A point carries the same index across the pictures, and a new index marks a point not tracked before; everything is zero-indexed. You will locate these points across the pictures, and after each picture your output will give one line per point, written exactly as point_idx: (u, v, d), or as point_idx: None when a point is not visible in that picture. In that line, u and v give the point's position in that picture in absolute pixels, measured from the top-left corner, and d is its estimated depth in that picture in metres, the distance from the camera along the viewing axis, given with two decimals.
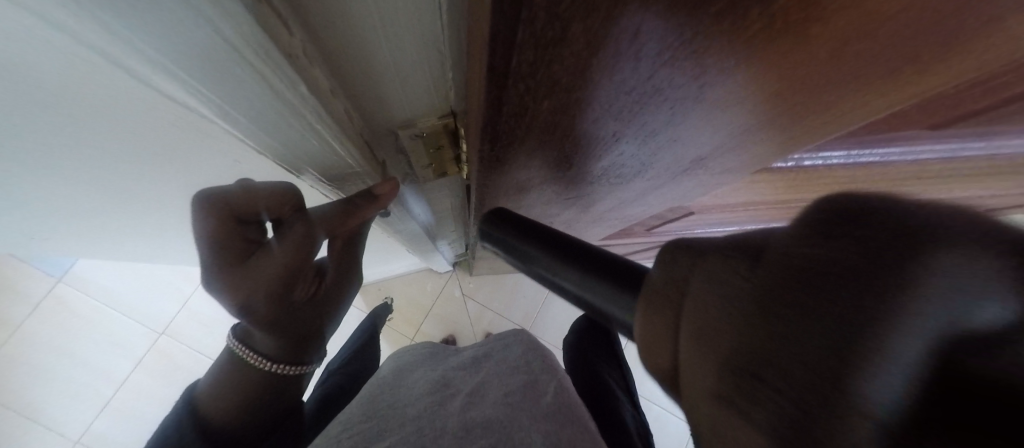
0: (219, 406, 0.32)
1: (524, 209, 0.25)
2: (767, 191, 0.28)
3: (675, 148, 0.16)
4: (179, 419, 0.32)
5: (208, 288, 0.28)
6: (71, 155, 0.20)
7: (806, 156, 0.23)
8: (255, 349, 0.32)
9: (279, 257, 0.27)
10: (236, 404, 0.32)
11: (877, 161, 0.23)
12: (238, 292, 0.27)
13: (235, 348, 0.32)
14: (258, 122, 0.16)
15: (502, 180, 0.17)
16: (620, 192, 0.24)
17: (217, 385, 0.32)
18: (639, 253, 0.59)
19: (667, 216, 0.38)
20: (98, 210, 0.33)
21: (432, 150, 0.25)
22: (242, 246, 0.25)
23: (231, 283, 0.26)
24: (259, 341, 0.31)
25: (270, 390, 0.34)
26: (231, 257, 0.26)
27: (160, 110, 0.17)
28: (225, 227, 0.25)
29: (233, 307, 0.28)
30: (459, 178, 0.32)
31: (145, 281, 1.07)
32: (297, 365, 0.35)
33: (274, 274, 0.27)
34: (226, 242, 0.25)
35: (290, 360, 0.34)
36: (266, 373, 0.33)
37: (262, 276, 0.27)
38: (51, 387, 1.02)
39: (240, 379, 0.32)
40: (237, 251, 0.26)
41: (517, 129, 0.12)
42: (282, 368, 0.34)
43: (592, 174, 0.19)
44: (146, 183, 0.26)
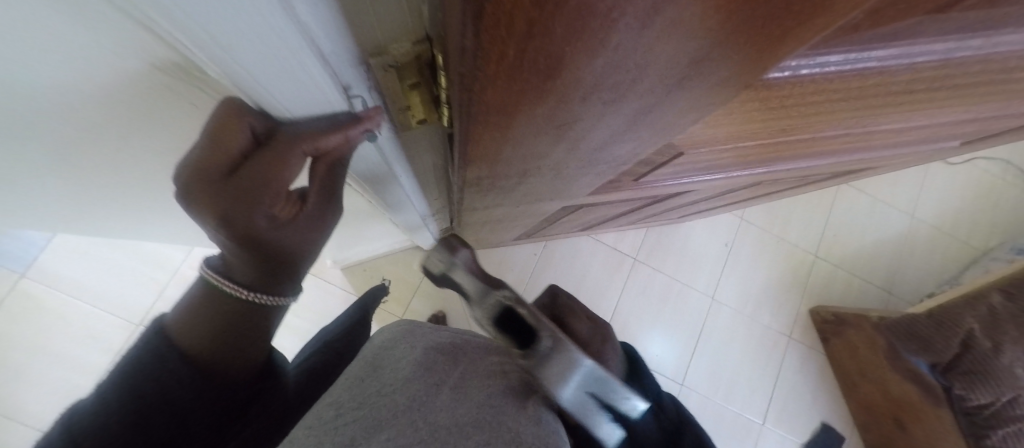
0: (188, 335, 0.29)
1: (503, 153, 0.24)
2: (744, 122, 0.28)
3: (639, 58, 0.15)
4: (140, 347, 0.28)
5: (181, 202, 0.23)
6: (23, 72, 0.19)
7: (803, 64, 0.19)
8: (234, 279, 0.29)
9: (262, 170, 0.22)
10: (207, 338, 0.29)
11: (874, 65, 0.21)
12: (214, 213, 0.22)
13: (210, 275, 0.29)
14: (208, 29, 0.13)
15: (492, 97, 0.16)
16: (605, 125, 0.22)
17: (187, 313, 0.29)
18: (624, 199, 0.59)
19: (655, 160, 0.37)
20: (68, 157, 0.33)
21: (406, 87, 0.23)
22: (226, 160, 0.21)
23: (212, 199, 0.22)
24: (238, 267, 0.29)
25: (248, 326, 0.31)
26: (217, 166, 0.21)
27: (88, 9, 0.14)
28: (218, 130, 0.20)
29: (212, 229, 0.24)
30: (440, 129, 0.31)
31: (114, 271, 1.08)
32: (280, 297, 0.32)
33: (257, 185, 0.22)
34: (208, 142, 0.21)
35: (275, 298, 0.32)
36: (246, 303, 0.30)
37: (244, 191, 0.22)
38: (26, 382, 1.03)
39: (218, 306, 0.29)
40: (213, 155, 0.21)
41: (509, 25, 0.11)
42: (263, 299, 0.31)
43: (574, 107, 0.18)
44: (118, 114, 0.25)
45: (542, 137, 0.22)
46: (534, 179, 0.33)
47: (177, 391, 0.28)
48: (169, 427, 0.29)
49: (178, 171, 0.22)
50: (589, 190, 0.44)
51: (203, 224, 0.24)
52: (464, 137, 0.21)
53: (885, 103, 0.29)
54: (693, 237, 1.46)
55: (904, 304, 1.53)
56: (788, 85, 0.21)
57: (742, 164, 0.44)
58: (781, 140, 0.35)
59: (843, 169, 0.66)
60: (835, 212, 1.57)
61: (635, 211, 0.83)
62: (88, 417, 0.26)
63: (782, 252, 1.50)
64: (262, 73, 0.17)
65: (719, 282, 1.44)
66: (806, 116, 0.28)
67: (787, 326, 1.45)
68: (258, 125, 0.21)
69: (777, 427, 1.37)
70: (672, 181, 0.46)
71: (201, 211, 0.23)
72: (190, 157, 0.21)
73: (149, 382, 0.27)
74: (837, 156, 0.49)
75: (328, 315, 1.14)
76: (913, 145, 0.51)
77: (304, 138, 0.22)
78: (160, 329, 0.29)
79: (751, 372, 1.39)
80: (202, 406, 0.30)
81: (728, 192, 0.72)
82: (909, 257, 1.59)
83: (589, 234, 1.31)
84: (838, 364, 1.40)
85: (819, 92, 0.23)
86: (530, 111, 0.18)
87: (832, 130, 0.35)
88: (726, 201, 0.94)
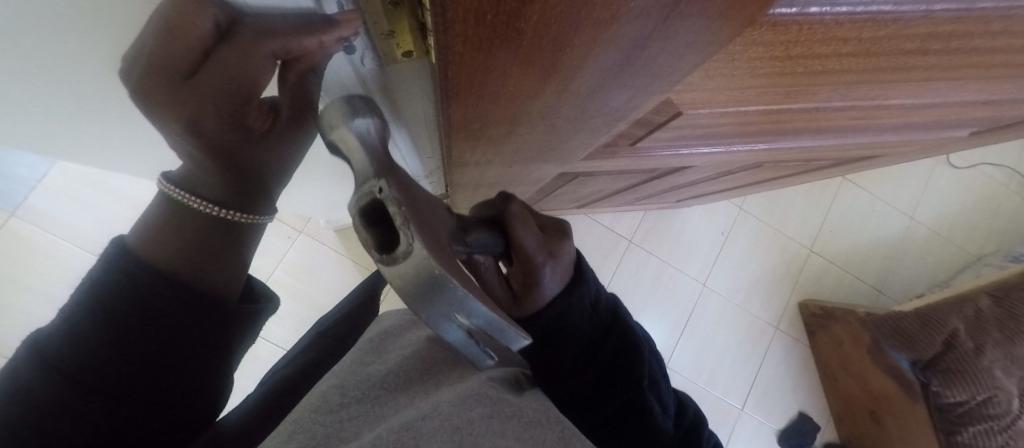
0: (153, 252, 0.24)
1: (484, 88, 0.23)
2: (746, 78, 0.26)
3: None
4: (96, 272, 0.24)
5: (141, 104, 0.22)
6: None
7: (813, 1, 0.18)
8: (201, 194, 0.25)
9: (225, 61, 0.20)
10: (176, 258, 0.24)
11: (888, 11, 0.19)
12: (179, 110, 0.21)
13: (174, 191, 0.25)
14: None
15: (469, 4, 0.14)
16: (596, 58, 0.21)
17: (151, 230, 0.24)
18: (621, 169, 0.57)
19: (653, 121, 0.36)
20: (36, 73, 0.31)
21: (387, 7, 0.22)
22: (182, 50, 0.19)
23: (177, 101, 0.21)
24: (208, 179, 0.25)
25: (221, 249, 0.26)
26: (178, 62, 0.20)
27: None
28: (169, 23, 0.18)
29: (176, 133, 0.23)
30: (427, 65, 0.30)
31: (106, 217, 1.07)
32: (254, 215, 0.27)
33: (222, 83, 0.21)
34: (161, 33, 0.19)
35: (249, 215, 0.27)
36: (218, 220, 0.26)
37: (208, 87, 0.21)
38: (16, 321, 1.03)
39: (185, 223, 0.25)
40: (168, 45, 0.19)
41: None
42: (236, 216, 0.26)
43: (559, 24, 0.17)
44: (77, 26, 0.24)
45: (527, 69, 0.21)
46: (523, 128, 0.32)
47: (155, 301, 0.23)
48: (148, 347, 0.23)
49: (134, 58, 0.20)
50: (584, 151, 0.42)
51: (168, 129, 0.23)
52: (444, 68, 0.20)
53: (897, 68, 0.27)
54: (690, 222, 1.45)
55: (892, 303, 1.54)
56: (795, 27, 0.20)
57: (744, 136, 0.43)
58: (785, 107, 0.34)
59: (845, 156, 0.64)
60: (834, 208, 1.56)
61: (632, 188, 0.82)
62: (58, 338, 0.22)
63: (778, 243, 1.50)
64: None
65: (712, 269, 1.45)
66: (813, 76, 0.27)
67: (775, 317, 1.46)
68: (219, 17, 0.19)
69: (755, 412, 1.40)
70: (669, 148, 0.45)
71: (167, 114, 0.22)
72: (141, 50, 0.20)
73: (117, 293, 0.23)
74: (841, 136, 0.48)
75: (320, 275, 1.14)
76: (919, 131, 0.50)
77: (268, 32, 0.20)
78: (121, 245, 0.24)
79: (734, 358, 1.41)
80: (185, 322, 0.24)
81: (727, 173, 0.71)
82: (902, 257, 1.59)
83: (586, 213, 1.30)
84: (821, 357, 1.42)
85: (827, 41, 0.22)
86: (513, 29, 0.17)
87: (837, 100, 0.34)
88: (726, 186, 0.93)
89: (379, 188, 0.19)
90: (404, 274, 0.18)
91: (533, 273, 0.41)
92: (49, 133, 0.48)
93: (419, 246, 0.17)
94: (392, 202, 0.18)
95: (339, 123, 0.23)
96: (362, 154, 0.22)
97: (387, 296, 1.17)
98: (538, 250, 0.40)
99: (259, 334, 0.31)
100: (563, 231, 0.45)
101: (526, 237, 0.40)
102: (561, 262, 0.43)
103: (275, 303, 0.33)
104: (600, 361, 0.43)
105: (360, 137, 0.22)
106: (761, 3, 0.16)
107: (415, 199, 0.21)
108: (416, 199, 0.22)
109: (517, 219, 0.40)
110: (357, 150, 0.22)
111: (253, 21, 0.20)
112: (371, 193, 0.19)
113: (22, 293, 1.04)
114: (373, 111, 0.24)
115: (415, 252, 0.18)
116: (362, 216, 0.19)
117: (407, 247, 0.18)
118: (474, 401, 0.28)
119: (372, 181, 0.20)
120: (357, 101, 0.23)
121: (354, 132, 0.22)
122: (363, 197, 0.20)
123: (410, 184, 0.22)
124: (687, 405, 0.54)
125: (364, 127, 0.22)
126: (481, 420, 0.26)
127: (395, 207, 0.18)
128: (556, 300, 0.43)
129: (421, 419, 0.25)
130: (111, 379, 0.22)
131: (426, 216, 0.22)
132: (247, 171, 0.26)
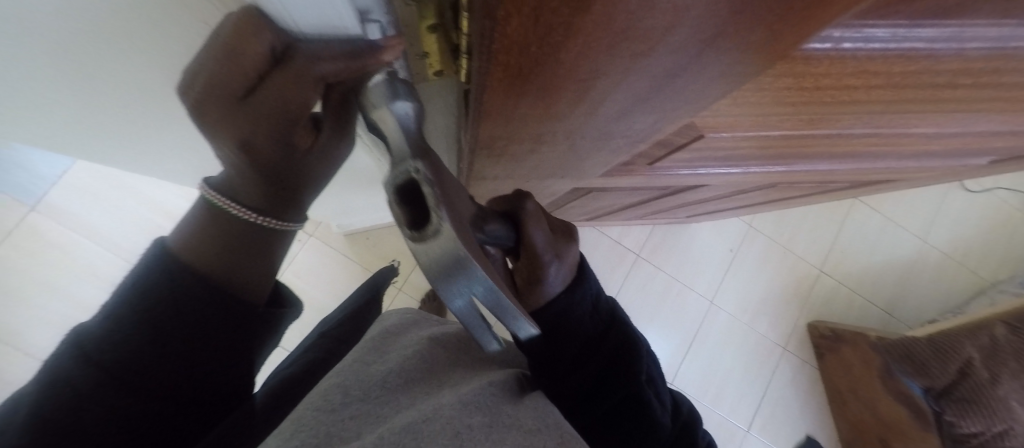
0: (191, 256, 0.27)
1: (513, 111, 0.24)
2: (771, 105, 0.26)
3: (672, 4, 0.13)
4: (142, 271, 0.27)
5: (196, 123, 0.22)
6: None
7: (847, 37, 0.18)
8: (241, 202, 0.27)
9: (285, 90, 0.20)
10: (211, 261, 0.27)
11: (921, 47, 0.20)
12: (233, 132, 0.22)
13: (214, 197, 0.27)
14: None
15: (516, 37, 0.15)
16: (627, 85, 0.21)
17: (191, 234, 0.27)
18: (635, 185, 0.58)
19: (673, 142, 0.36)
20: (76, 83, 0.32)
21: (425, 27, 0.23)
22: (243, 76, 0.19)
23: (234, 118, 0.21)
24: (248, 189, 0.26)
25: (252, 256, 0.28)
26: (233, 85, 0.20)
27: None
28: (230, 50, 0.18)
29: (227, 147, 0.23)
30: (458, 84, 0.30)
31: (121, 216, 1.09)
32: (286, 222, 0.29)
33: (276, 107, 0.21)
34: (222, 59, 0.18)
35: (280, 221, 0.29)
36: (254, 227, 0.28)
37: (261, 110, 0.20)
38: (28, 315, 1.05)
39: (221, 229, 0.27)
40: (227, 69, 0.19)
41: None
42: (270, 223, 0.28)
43: (600, 53, 0.17)
44: (128, 37, 0.25)
45: (559, 93, 0.22)
46: (547, 147, 0.33)
47: (191, 311, 0.27)
48: (181, 344, 0.27)
49: (192, 78, 0.20)
50: (603, 169, 0.43)
51: (219, 144, 0.23)
52: (479, 91, 0.21)
53: (924, 100, 0.27)
54: (698, 238, 1.44)
55: (904, 328, 1.51)
56: (827, 60, 0.20)
57: (762, 159, 0.43)
58: (807, 133, 0.34)
59: (860, 179, 0.64)
60: (845, 229, 1.55)
61: (643, 204, 0.82)
62: (105, 336, 0.26)
63: (787, 262, 1.49)
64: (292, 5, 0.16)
65: (719, 287, 1.43)
66: (839, 105, 0.27)
67: (784, 337, 1.44)
68: (275, 42, 0.19)
69: (761, 434, 1.38)
70: (687, 167, 0.45)
71: (221, 130, 0.22)
72: (200, 72, 0.19)
73: (158, 303, 0.26)
74: (858, 161, 0.48)
75: (328, 278, 1.15)
76: (937, 158, 0.50)
77: (320, 58, 0.19)
78: (164, 248, 0.28)
79: (741, 378, 1.39)
80: (216, 330, 0.28)
81: (739, 192, 0.70)
82: (914, 281, 1.56)
83: (594, 225, 1.30)
84: (830, 381, 1.39)
85: (858, 74, 0.22)
86: (554, 58, 0.17)
87: (859, 128, 0.34)
88: (737, 204, 0.93)
89: (416, 168, 0.17)
90: (431, 257, 0.16)
91: (538, 270, 0.38)
92: (77, 138, 0.49)
93: (449, 229, 0.16)
94: (427, 183, 0.16)
95: (380, 102, 0.20)
96: (398, 136, 0.20)
97: (393, 302, 1.17)
98: (547, 249, 0.37)
99: (284, 334, 0.34)
100: (571, 234, 0.42)
101: (538, 236, 0.35)
102: (566, 264, 0.40)
103: (299, 307, 0.35)
104: (595, 364, 0.43)
105: (402, 123, 0.20)
106: (798, 39, 0.16)
107: (447, 186, 0.20)
108: (448, 187, 0.20)
109: (532, 218, 0.35)
110: (394, 134, 0.20)
111: (307, 47, 0.20)
112: (406, 171, 0.17)
113: (37, 287, 1.06)
114: (414, 96, 0.22)
115: (445, 234, 0.16)
116: (391, 195, 0.17)
117: (437, 228, 0.16)
118: (473, 409, 0.29)
119: (407, 161, 0.18)
120: (400, 85, 0.21)
121: (396, 116, 0.20)
122: (396, 174, 0.17)
123: (444, 172, 0.20)
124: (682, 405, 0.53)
125: (404, 110, 0.20)
126: (479, 427, 0.28)
127: (429, 188, 0.16)
128: (560, 297, 0.42)
129: (426, 421, 0.27)
130: (139, 371, 0.26)
131: (456, 204, 0.20)
132: (287, 183, 0.27)
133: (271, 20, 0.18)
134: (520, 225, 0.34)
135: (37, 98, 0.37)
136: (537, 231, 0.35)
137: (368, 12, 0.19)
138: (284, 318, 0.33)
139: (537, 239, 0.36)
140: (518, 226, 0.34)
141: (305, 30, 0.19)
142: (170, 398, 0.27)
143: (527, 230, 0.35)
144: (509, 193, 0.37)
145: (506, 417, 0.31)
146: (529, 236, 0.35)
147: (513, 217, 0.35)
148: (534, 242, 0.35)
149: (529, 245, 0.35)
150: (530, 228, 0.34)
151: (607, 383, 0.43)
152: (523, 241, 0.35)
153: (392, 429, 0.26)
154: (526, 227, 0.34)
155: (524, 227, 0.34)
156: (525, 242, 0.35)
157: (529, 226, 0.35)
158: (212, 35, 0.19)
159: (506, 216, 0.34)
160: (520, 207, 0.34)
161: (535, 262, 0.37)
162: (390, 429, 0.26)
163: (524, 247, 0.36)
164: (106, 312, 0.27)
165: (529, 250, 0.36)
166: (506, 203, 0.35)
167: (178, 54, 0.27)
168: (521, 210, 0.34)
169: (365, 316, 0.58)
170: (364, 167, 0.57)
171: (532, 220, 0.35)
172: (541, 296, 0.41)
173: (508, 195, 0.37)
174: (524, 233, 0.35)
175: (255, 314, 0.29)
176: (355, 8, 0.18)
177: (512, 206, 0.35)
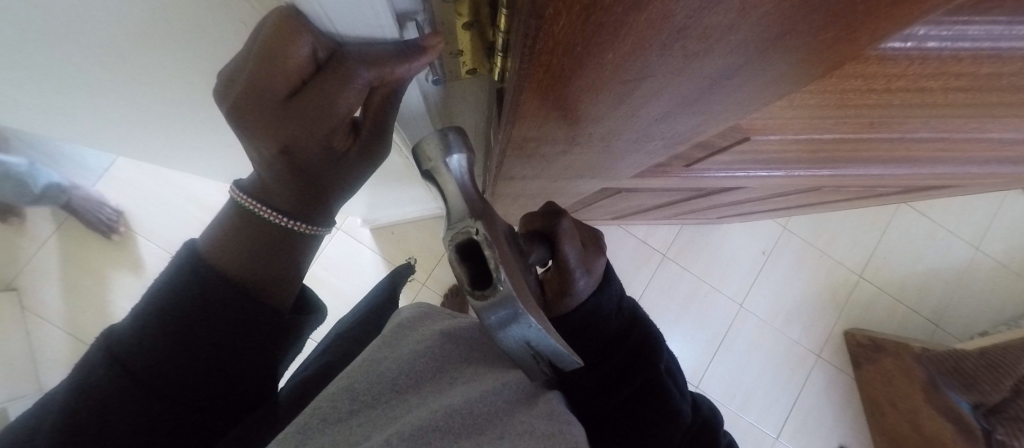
0: (220, 255, 0.28)
1: (549, 114, 0.23)
2: (820, 109, 0.25)
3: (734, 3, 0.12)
4: (173, 270, 0.28)
5: (232, 126, 0.22)
6: None
7: (935, 35, 0.16)
8: (271, 206, 0.28)
9: (338, 98, 0.20)
10: (240, 261, 0.28)
11: (1021, 46, 0.17)
12: (275, 138, 0.22)
13: (244, 200, 0.28)
14: None
15: (561, 37, 0.14)
16: (675, 86, 0.20)
17: (221, 234, 0.28)
18: (667, 187, 0.56)
19: (716, 143, 0.34)
20: (118, 81, 0.34)
21: (460, 24, 0.21)
22: (284, 83, 0.20)
23: (275, 123, 0.21)
24: (279, 193, 0.27)
25: (278, 255, 0.29)
26: (273, 89, 0.20)
27: None
28: (268, 58, 0.18)
29: (266, 149, 0.23)
30: (491, 83, 0.30)
31: (162, 207, 1.17)
32: (312, 226, 0.29)
33: (321, 108, 0.21)
34: (261, 66, 0.18)
35: (309, 226, 0.29)
36: (283, 230, 0.28)
37: (307, 112, 0.21)
38: (75, 296, 1.13)
39: (250, 230, 0.28)
40: (270, 76, 0.19)
41: None
42: (298, 227, 0.29)
43: (649, 52, 0.16)
44: (169, 39, 0.26)
45: (600, 93, 0.21)
46: (583, 147, 0.32)
47: (218, 312, 0.27)
48: (204, 347, 0.28)
49: (229, 84, 0.20)
50: (637, 171, 0.41)
51: (257, 148, 0.24)
52: (516, 94, 0.20)
53: (1008, 103, 0.24)
54: (728, 240, 1.39)
55: (951, 340, 1.42)
56: (905, 61, 0.18)
57: (809, 163, 0.40)
58: (864, 137, 0.31)
59: (915, 184, 0.59)
60: (890, 233, 1.45)
61: (672, 204, 0.79)
62: (130, 337, 0.26)
63: (822, 267, 1.41)
64: (340, 7, 0.16)
65: (750, 289, 1.38)
66: (908, 109, 0.24)
67: (818, 343, 1.38)
68: (319, 46, 0.19)
69: (791, 442, 1.33)
70: (722, 170, 0.43)
71: (259, 134, 0.22)
72: (239, 77, 0.20)
73: (185, 302, 0.27)
74: (916, 166, 0.44)
75: (353, 270, 1.18)
76: (1008, 163, 0.45)
77: (363, 62, 0.19)
78: (193, 248, 0.28)
79: (771, 384, 1.34)
80: (238, 333, 0.28)
81: (778, 195, 0.67)
82: (964, 291, 1.46)
83: (618, 224, 1.28)
84: (868, 391, 1.31)
85: (936, 76, 0.20)
86: (599, 58, 0.16)
87: (923, 133, 0.31)
88: (773, 206, 0.89)
89: (476, 231, 0.19)
90: (492, 309, 0.19)
91: (568, 284, 0.38)
92: (120, 132, 0.52)
93: (507, 288, 0.18)
94: (487, 246, 0.19)
95: (435, 157, 0.22)
96: (455, 189, 0.22)
97: (417, 295, 1.19)
98: (578, 264, 0.37)
99: (305, 341, 0.35)
100: (598, 242, 0.43)
101: (570, 252, 0.36)
102: (595, 274, 0.40)
103: (323, 312, 0.36)
104: (615, 360, 0.39)
105: (458, 179, 0.22)
106: (876, 39, 0.14)
107: (500, 236, 0.22)
108: (501, 235, 0.22)
109: (566, 236, 0.35)
110: (450, 186, 0.22)
111: (353, 50, 0.19)
112: (466, 233, 0.19)
113: (84, 273, 1.14)
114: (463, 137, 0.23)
115: (504, 290, 0.19)
116: (453, 254, 0.19)
117: (498, 286, 0.18)
118: (484, 417, 0.26)
119: (466, 220, 0.20)
120: (448, 132, 0.22)
121: (453, 172, 0.23)
122: (455, 233, 0.20)
123: (494, 219, 0.22)
124: (701, 400, 0.44)
125: (458, 163, 0.23)
126: (491, 435, 0.24)
127: (489, 251, 0.18)
128: (589, 299, 0.41)
129: (434, 430, 0.23)
130: (157, 376, 0.26)
131: (507, 251, 0.22)
132: (315, 185, 0.27)
133: (312, 23, 0.18)
134: (557, 250, 0.35)
135: (83, 95, 0.38)
136: (573, 247, 0.36)
137: (410, 12, 0.19)
138: (306, 321, 0.33)
139: (570, 257, 0.36)
140: (554, 248, 0.35)
141: (350, 36, 0.19)
142: (185, 402, 0.28)
143: (563, 253, 0.35)
144: (543, 208, 0.37)
145: (516, 424, 0.26)
146: (566, 258, 0.36)
147: (549, 232, 0.35)
148: (566, 259, 0.36)
149: (561, 263, 0.36)
150: (563, 250, 0.35)
151: (629, 371, 0.38)
152: (564, 261, 0.36)
153: (401, 433, 0.22)
154: (563, 252, 0.35)
155: (562, 249, 0.35)
156: (561, 263, 0.36)
157: (566, 249, 0.35)
158: (250, 38, 0.19)
159: (541, 236, 0.34)
160: (559, 226, 0.35)
161: (566, 272, 0.37)
162: (398, 431, 0.23)
163: (558, 264, 0.36)
164: (135, 313, 0.28)
165: (562, 264, 0.36)
166: (537, 221, 0.36)
167: (214, 55, 0.28)
168: (555, 225, 0.35)
169: (385, 310, 0.56)
170: (393, 163, 0.57)
171: (568, 229, 0.35)
172: (571, 306, 0.40)
173: (541, 210, 0.37)
174: (561, 256, 0.35)
175: (277, 318, 0.29)
176: (394, 9, 0.18)
177: (550, 230, 0.35)
